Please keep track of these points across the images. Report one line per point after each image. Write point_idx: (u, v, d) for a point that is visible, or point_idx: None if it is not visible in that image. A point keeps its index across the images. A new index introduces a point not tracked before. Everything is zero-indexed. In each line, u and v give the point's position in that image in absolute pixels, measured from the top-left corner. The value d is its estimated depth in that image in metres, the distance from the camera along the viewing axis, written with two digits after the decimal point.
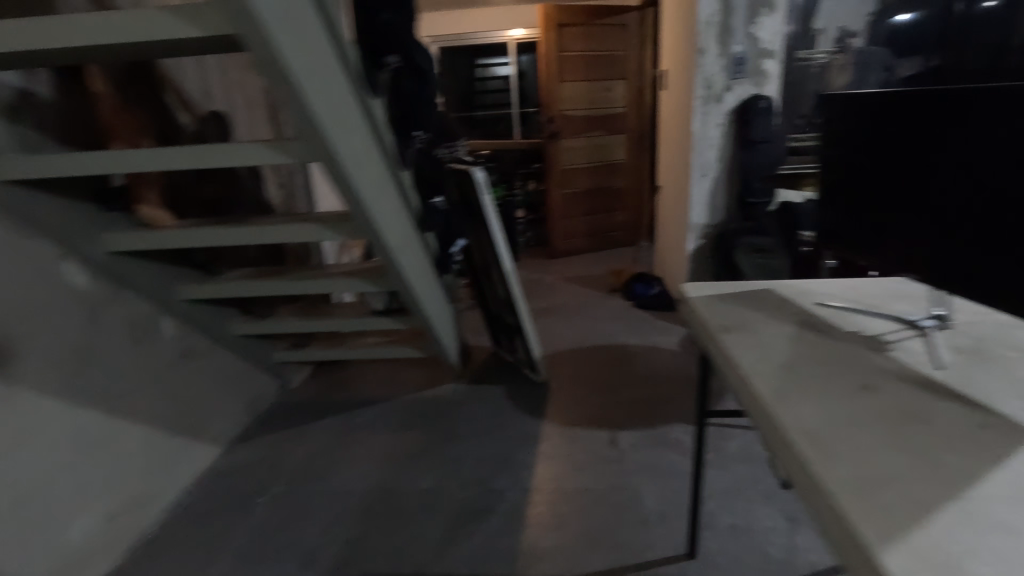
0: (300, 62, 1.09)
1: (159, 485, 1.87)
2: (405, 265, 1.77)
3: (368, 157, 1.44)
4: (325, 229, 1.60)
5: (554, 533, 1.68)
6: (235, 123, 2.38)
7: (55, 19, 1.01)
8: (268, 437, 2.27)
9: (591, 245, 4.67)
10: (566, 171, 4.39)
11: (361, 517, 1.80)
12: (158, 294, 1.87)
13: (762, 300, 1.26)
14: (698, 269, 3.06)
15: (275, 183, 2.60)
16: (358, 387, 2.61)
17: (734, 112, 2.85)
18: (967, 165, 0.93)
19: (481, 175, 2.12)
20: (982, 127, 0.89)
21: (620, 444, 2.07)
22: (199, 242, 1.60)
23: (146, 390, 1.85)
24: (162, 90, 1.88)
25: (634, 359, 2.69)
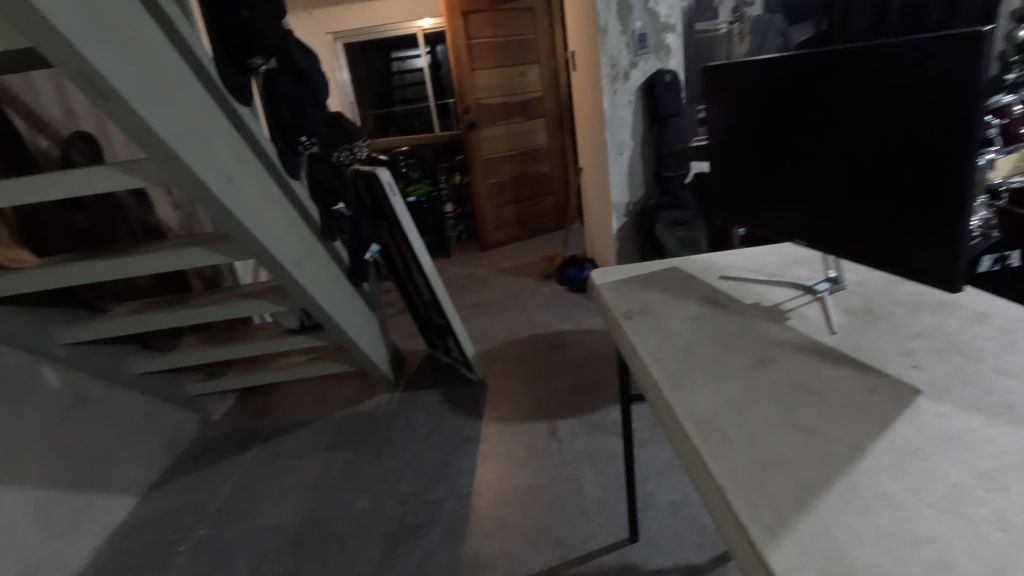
0: (125, 75, 0.97)
1: (62, 550, 1.70)
2: (309, 281, 1.67)
3: (243, 171, 1.32)
4: (210, 252, 1.47)
5: (496, 537, 1.64)
6: (110, 142, 2.17)
7: None
8: (188, 477, 2.11)
9: (523, 233, 4.64)
10: (488, 161, 4.33)
11: (293, 550, 1.69)
12: (35, 344, 1.68)
13: (668, 279, 1.24)
14: (624, 247, 3.07)
15: (169, 204, 2.40)
16: (286, 410, 2.47)
17: (642, 88, 2.86)
18: (836, 129, 0.93)
19: (387, 175, 2.02)
20: (846, 89, 0.89)
21: (558, 435, 2.04)
22: (64, 280, 1.43)
23: (33, 450, 1.67)
24: (8, 113, 1.68)
25: (570, 345, 2.67)
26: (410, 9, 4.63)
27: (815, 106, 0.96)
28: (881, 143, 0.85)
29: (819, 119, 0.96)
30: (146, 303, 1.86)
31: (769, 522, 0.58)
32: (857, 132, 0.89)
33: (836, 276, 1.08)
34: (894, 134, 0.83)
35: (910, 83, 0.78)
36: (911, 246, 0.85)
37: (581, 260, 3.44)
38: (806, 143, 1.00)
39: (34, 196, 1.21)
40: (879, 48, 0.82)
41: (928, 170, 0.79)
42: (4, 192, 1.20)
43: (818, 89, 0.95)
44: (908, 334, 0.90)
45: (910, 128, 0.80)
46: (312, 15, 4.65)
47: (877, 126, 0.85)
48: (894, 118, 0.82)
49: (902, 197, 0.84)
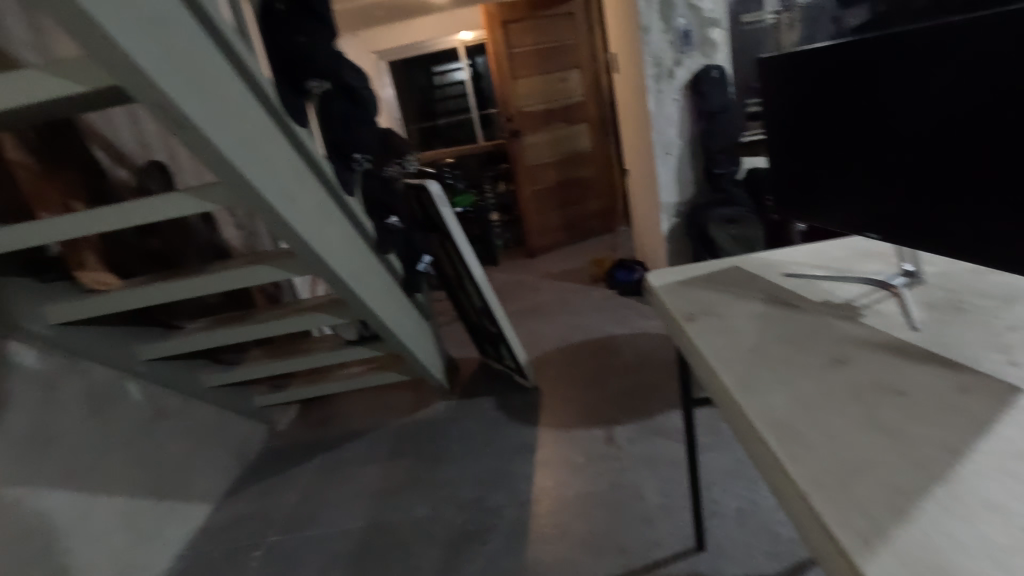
0: (197, 105, 1.04)
1: (148, 555, 1.80)
2: (366, 292, 1.71)
3: (302, 189, 1.38)
4: (274, 268, 1.54)
5: (558, 545, 1.63)
6: (179, 170, 2.31)
7: None
8: (258, 485, 2.20)
9: (569, 238, 4.61)
10: (532, 167, 4.34)
11: (358, 556, 1.74)
12: (118, 360, 1.79)
13: (728, 279, 1.21)
14: (675, 248, 3.01)
15: (231, 225, 2.51)
16: (345, 420, 2.55)
17: (688, 86, 2.81)
18: (899, 115, 0.89)
19: (437, 186, 2.06)
20: (906, 74, 0.86)
21: (616, 441, 2.01)
22: (144, 300, 1.53)
23: (120, 460, 1.78)
24: (92, 147, 1.81)
25: (622, 349, 2.63)
26: (450, 23, 4.72)
27: (878, 93, 0.92)
28: (953, 127, 0.81)
29: (881, 106, 0.92)
30: (216, 319, 1.97)
31: (861, 530, 0.55)
32: (922, 115, 0.85)
33: (914, 269, 1.03)
34: (962, 116, 0.79)
35: (977, 59, 0.75)
36: (996, 233, 0.79)
37: (630, 263, 3.39)
38: (868, 132, 0.96)
39: (124, 221, 1.29)
40: (944, 29, 0.78)
41: (1009, 149, 0.74)
42: (95, 218, 1.29)
43: (877, 75, 0.91)
44: (1000, 328, 0.84)
45: (981, 106, 0.76)
46: (358, 37, 4.83)
47: (945, 108, 0.81)
48: (963, 99, 0.78)
49: (982, 181, 0.79)
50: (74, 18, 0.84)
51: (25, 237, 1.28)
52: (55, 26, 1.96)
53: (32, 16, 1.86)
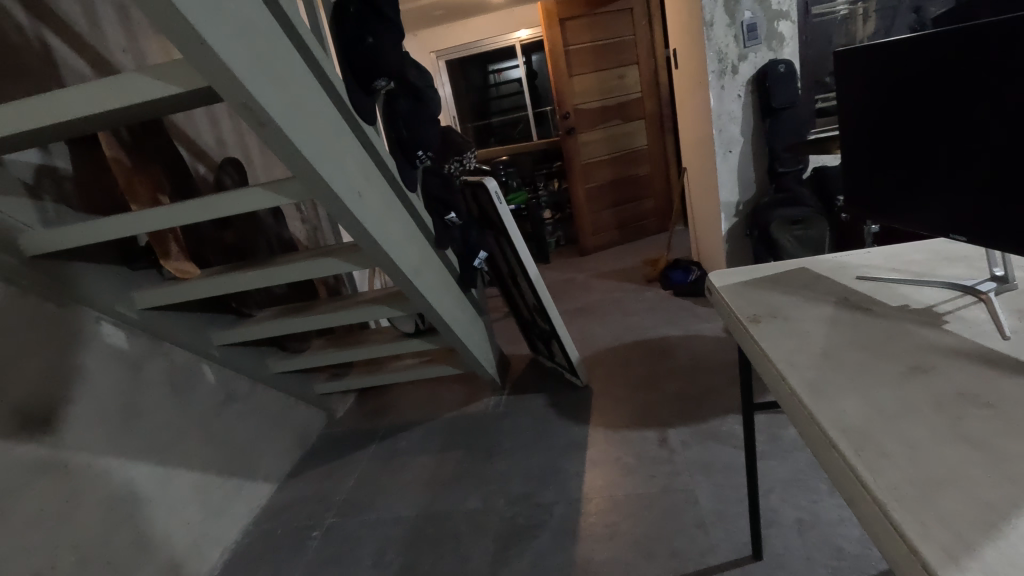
0: (276, 104, 1.10)
1: (218, 529, 1.92)
2: (424, 286, 1.75)
3: (368, 184, 1.43)
4: (339, 262, 1.60)
5: (608, 544, 1.62)
6: (251, 167, 2.44)
7: (48, 97, 1.07)
8: (318, 469, 2.29)
9: (622, 237, 4.56)
10: (586, 166, 4.31)
11: (411, 542, 1.79)
12: (195, 344, 1.92)
13: (796, 280, 1.17)
14: (734, 248, 2.92)
15: (297, 219, 2.63)
16: (400, 411, 2.62)
17: (753, 81, 2.71)
18: (989, 111, 0.84)
19: (494, 184, 2.08)
20: (1001, 68, 0.80)
21: (670, 444, 1.97)
22: (219, 289, 1.62)
23: (195, 438, 1.90)
24: (176, 144, 1.95)
25: (677, 351, 2.58)
26: (507, 22, 4.75)
27: (969, 89, 0.86)
28: None
29: (971, 103, 0.86)
30: (283, 309, 2.06)
31: (945, 544, 0.52)
32: (1017, 112, 0.80)
33: (1004, 274, 0.96)
34: None
35: None
36: None
37: (686, 263, 3.32)
38: (953, 128, 0.91)
39: (207, 215, 1.37)
40: None
41: None
42: (180, 211, 1.37)
43: (965, 70, 0.86)
44: None
45: None
46: (418, 37, 4.92)
47: None
48: None
49: None
50: (175, 27, 0.91)
51: (121, 228, 1.38)
52: (146, 31, 2.10)
53: (126, 22, 2.00)
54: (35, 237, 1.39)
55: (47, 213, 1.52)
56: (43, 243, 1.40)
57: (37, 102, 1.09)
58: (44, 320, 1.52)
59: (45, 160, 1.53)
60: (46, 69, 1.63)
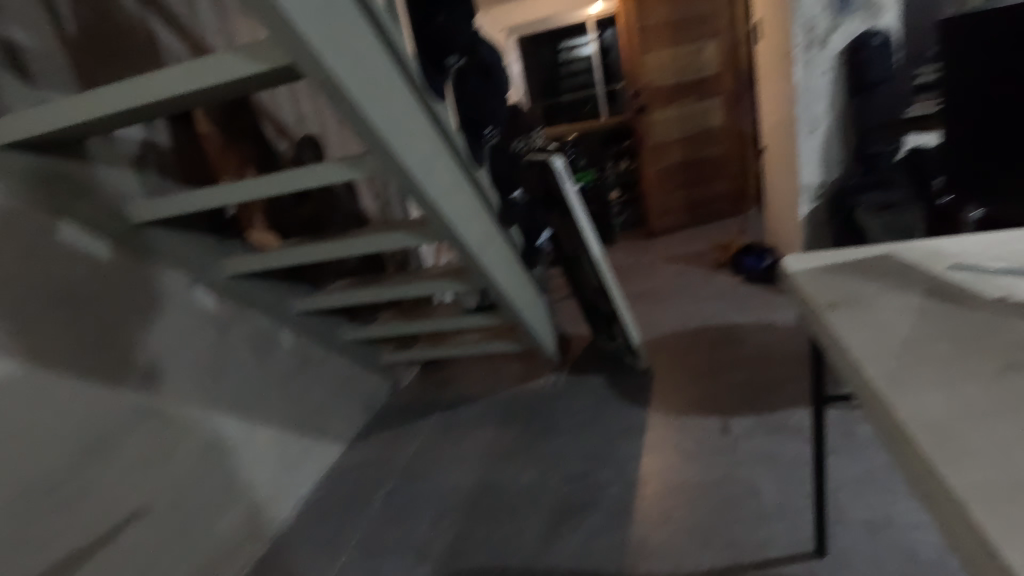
0: (355, 79, 1.14)
1: (293, 482, 2.06)
2: (488, 263, 1.78)
3: (439, 159, 1.45)
4: (408, 235, 1.64)
5: (663, 528, 1.61)
6: (329, 143, 2.54)
7: (151, 76, 1.17)
8: (382, 434, 2.41)
9: (692, 220, 4.41)
10: (657, 145, 4.20)
11: (467, 511, 1.85)
12: (276, 309, 2.05)
13: (880, 268, 1.09)
14: (813, 234, 2.75)
15: (370, 195, 2.72)
16: (460, 385, 2.69)
17: (844, 54, 2.53)
18: None
19: (561, 163, 2.06)
20: None
21: (732, 433, 1.92)
22: (298, 259, 1.72)
23: (274, 397, 2.04)
24: (260, 121, 2.07)
25: (745, 339, 2.49)
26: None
27: None
28: None
29: None
30: (355, 281, 2.16)
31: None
32: None
33: None
34: None
35: None
36: None
37: (759, 249, 3.18)
38: None
39: (287, 188, 1.45)
40: None
41: None
42: (264, 184, 1.45)
43: None
44: None
45: None
46: (488, 14, 4.87)
47: None
48: None
49: None
50: (267, 7, 0.96)
51: (213, 199, 1.49)
52: (236, 13, 2.21)
53: (218, 4, 2.12)
54: (146, 205, 1.55)
55: (150, 184, 1.67)
56: (153, 211, 1.54)
57: (148, 82, 1.19)
58: (146, 283, 1.65)
59: (146, 136, 1.67)
60: (146, 52, 1.76)
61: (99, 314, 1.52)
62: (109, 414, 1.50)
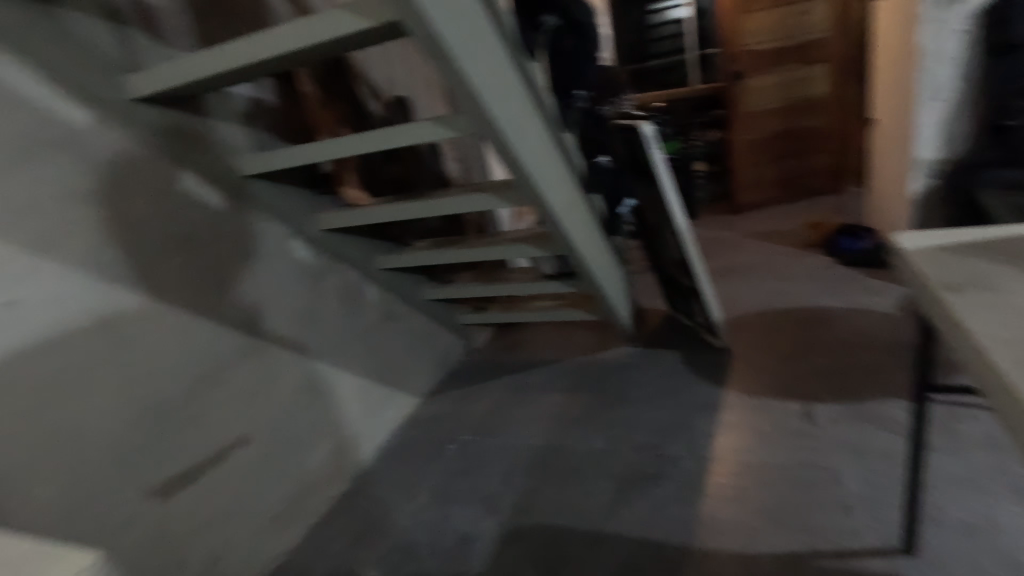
0: (455, 37, 1.15)
1: (373, 427, 2.19)
2: (570, 229, 1.77)
3: (531, 120, 1.44)
4: (493, 198, 1.66)
5: (735, 507, 1.58)
6: (417, 104, 2.58)
7: (267, 34, 1.22)
8: (456, 391, 2.50)
9: (783, 195, 4.15)
10: (751, 115, 3.95)
11: (535, 471, 1.89)
12: (362, 265, 2.14)
13: (1014, 251, 0.98)
14: (924, 215, 2.52)
15: (454, 157, 2.75)
16: (532, 350, 2.72)
17: (982, 13, 2.26)
18: None
19: (652, 128, 1.94)
20: None
21: (816, 419, 1.83)
22: (386, 217, 1.78)
23: (359, 347, 2.16)
24: (355, 82, 2.14)
25: (836, 323, 2.34)
26: None
27: None
28: None
29: None
30: (436, 242, 2.22)
31: None
32: None
33: None
34: None
35: None
36: None
37: (858, 229, 2.95)
38: None
39: (382, 146, 1.49)
40: None
41: None
42: (360, 141, 1.50)
43: None
44: None
45: None
46: None
47: None
48: None
49: None
50: None
51: (314, 155, 1.56)
52: None
53: None
54: (253, 159, 1.65)
55: (258, 140, 1.77)
56: (263, 165, 1.64)
57: (262, 39, 1.25)
58: (250, 232, 1.78)
59: (255, 94, 1.77)
60: (251, 14, 1.85)
61: (213, 259, 1.65)
62: (219, 350, 1.65)
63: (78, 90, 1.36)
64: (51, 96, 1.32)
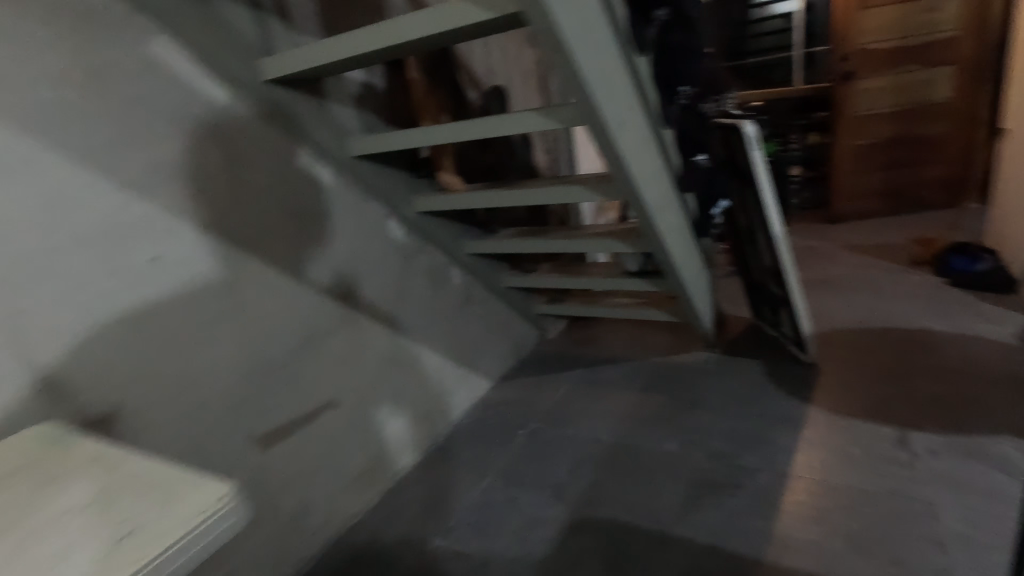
0: (572, 30, 1.16)
1: (448, 405, 2.27)
2: (661, 226, 1.74)
3: (635, 115, 1.43)
4: (586, 190, 1.66)
5: (814, 527, 1.52)
6: (512, 94, 2.62)
7: (391, 23, 1.29)
8: (528, 379, 2.54)
9: (888, 207, 3.86)
10: (859, 119, 3.71)
11: (604, 466, 1.90)
12: (450, 248, 2.22)
13: None
14: None
15: (543, 148, 2.78)
16: (606, 346, 2.71)
17: None
18: None
19: (753, 129, 1.89)
20: None
21: (911, 447, 1.71)
22: (478, 204, 1.83)
23: (440, 327, 2.25)
24: (457, 71, 2.21)
25: (941, 348, 2.17)
26: None
27: None
28: None
29: None
30: (522, 231, 2.25)
31: None
32: None
33: None
34: None
35: None
36: None
37: (975, 248, 2.70)
38: None
39: (485, 134, 1.53)
40: None
41: None
42: (464, 128, 1.55)
43: None
44: None
45: None
46: None
47: None
48: None
49: None
50: None
51: (418, 140, 1.63)
52: None
53: None
54: (361, 141, 1.74)
55: (367, 122, 1.87)
56: (369, 147, 1.73)
57: (388, 27, 1.32)
58: (351, 209, 1.89)
59: (366, 79, 1.87)
60: (368, 3, 1.95)
61: (318, 232, 1.78)
62: (319, 317, 1.78)
63: (219, 71, 1.51)
64: (196, 77, 1.47)
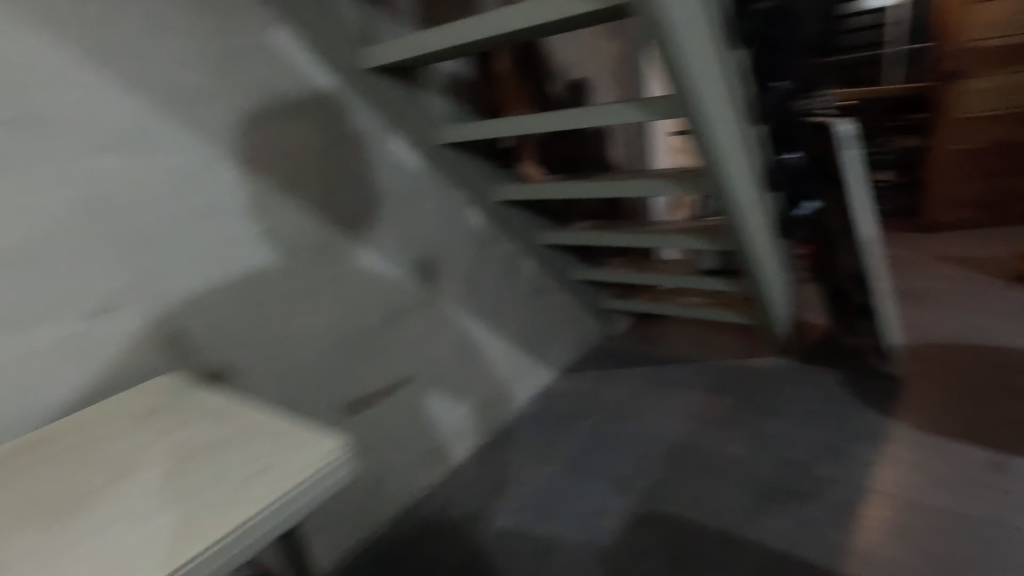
0: (677, 21, 1.16)
1: (514, 391, 2.32)
2: (746, 224, 1.70)
3: (731, 110, 1.40)
4: (671, 185, 1.65)
5: (895, 543, 1.46)
6: (594, 87, 2.62)
7: (491, 14, 1.33)
8: (593, 372, 2.55)
9: (988, 217, 3.59)
10: (963, 121, 3.44)
11: (670, 463, 1.89)
12: (524, 237, 2.26)
13: None
14: None
15: (620, 143, 2.77)
16: (673, 345, 2.68)
17: None
18: None
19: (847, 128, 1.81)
20: None
21: (1008, 472, 1.61)
22: (557, 195, 1.84)
23: (510, 315, 2.30)
24: (541, 63, 2.24)
25: None
26: None
27: None
28: None
29: None
30: (597, 224, 2.25)
31: None
32: None
33: None
34: None
35: None
36: None
37: None
38: None
39: (573, 125, 1.54)
40: None
41: None
42: (552, 119, 1.57)
43: None
44: None
45: None
46: None
47: None
48: None
49: None
50: None
51: (504, 129, 1.67)
52: None
53: None
54: (449, 129, 1.79)
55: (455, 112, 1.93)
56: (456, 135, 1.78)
57: (489, 19, 1.36)
58: (435, 195, 1.96)
59: (456, 69, 1.92)
60: None
61: (405, 215, 1.86)
62: (401, 296, 1.86)
63: (327, 59, 1.60)
64: (307, 63, 1.58)
